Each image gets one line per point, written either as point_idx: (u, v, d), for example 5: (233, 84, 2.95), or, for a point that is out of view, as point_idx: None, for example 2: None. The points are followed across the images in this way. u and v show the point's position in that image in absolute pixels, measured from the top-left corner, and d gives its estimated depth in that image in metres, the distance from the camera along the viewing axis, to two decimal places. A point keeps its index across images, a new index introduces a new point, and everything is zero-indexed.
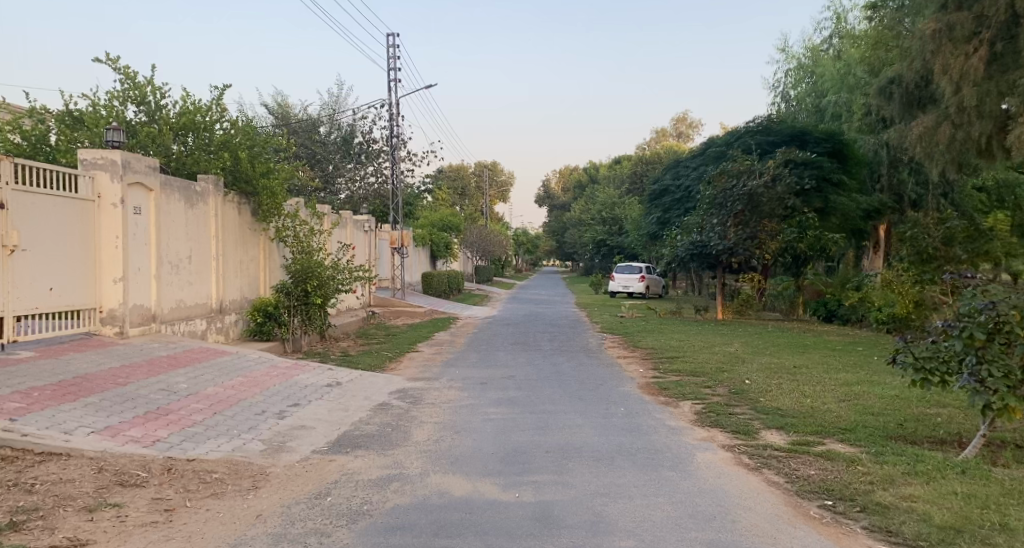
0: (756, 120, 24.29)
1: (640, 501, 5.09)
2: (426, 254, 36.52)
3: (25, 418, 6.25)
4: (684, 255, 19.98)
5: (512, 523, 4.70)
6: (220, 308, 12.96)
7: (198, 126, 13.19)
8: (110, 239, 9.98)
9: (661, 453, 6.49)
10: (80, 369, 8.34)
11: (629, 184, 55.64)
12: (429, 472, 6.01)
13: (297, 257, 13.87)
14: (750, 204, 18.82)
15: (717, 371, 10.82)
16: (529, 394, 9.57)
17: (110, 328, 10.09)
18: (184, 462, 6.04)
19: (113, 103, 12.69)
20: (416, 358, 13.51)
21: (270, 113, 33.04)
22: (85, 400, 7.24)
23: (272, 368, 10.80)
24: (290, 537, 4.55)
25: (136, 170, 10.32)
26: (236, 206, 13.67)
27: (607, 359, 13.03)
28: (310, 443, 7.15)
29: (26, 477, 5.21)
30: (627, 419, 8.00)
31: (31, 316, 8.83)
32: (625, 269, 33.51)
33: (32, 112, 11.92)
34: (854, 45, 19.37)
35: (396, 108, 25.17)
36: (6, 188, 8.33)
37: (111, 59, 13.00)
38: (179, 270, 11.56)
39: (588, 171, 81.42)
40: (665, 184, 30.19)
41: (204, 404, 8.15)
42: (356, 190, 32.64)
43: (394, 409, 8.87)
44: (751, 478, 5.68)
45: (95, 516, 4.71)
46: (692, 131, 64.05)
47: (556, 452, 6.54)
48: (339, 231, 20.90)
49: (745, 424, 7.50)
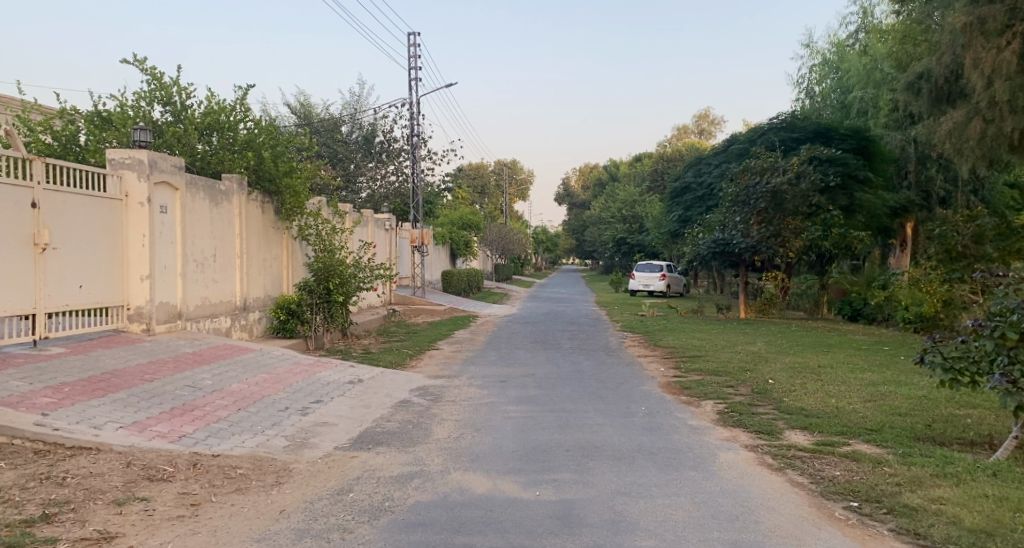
0: (780, 117, 24.14)
1: (661, 501, 5.07)
2: (446, 254, 36.66)
3: (56, 413, 6.38)
4: (705, 253, 19.82)
5: (533, 521, 4.70)
6: (244, 305, 13.08)
7: (222, 126, 13.32)
8: (137, 238, 10.14)
9: (682, 453, 6.46)
10: (109, 365, 8.50)
11: (649, 181, 55.20)
12: (449, 469, 6.03)
13: (320, 255, 13.98)
14: (773, 201, 18.61)
15: (739, 371, 10.74)
16: (549, 393, 9.57)
17: (137, 325, 10.26)
18: (210, 457, 6.11)
19: (140, 103, 12.86)
20: (436, 356, 13.55)
21: (292, 113, 33.29)
22: (113, 395, 7.38)
23: (295, 365, 10.89)
24: (313, 533, 4.60)
25: (162, 169, 10.47)
26: (260, 205, 13.81)
27: (628, 357, 12.98)
28: (333, 439, 7.23)
29: (58, 470, 5.32)
30: (648, 419, 7.95)
31: (62, 313, 8.96)
32: (646, 268, 33.27)
33: (63, 112, 12.13)
34: (881, 39, 18.99)
35: (417, 107, 25.22)
36: (37, 187, 8.49)
37: (139, 60, 13.15)
38: (204, 268, 11.73)
39: (609, 170, 81.17)
40: (687, 181, 30.06)
41: (228, 400, 8.26)
42: (377, 189, 32.88)
43: (415, 406, 8.92)
44: (774, 478, 5.63)
45: (124, 510, 4.79)
46: (715, 128, 63.51)
47: (577, 451, 6.54)
48: (359, 230, 21.04)
49: (768, 424, 7.43)
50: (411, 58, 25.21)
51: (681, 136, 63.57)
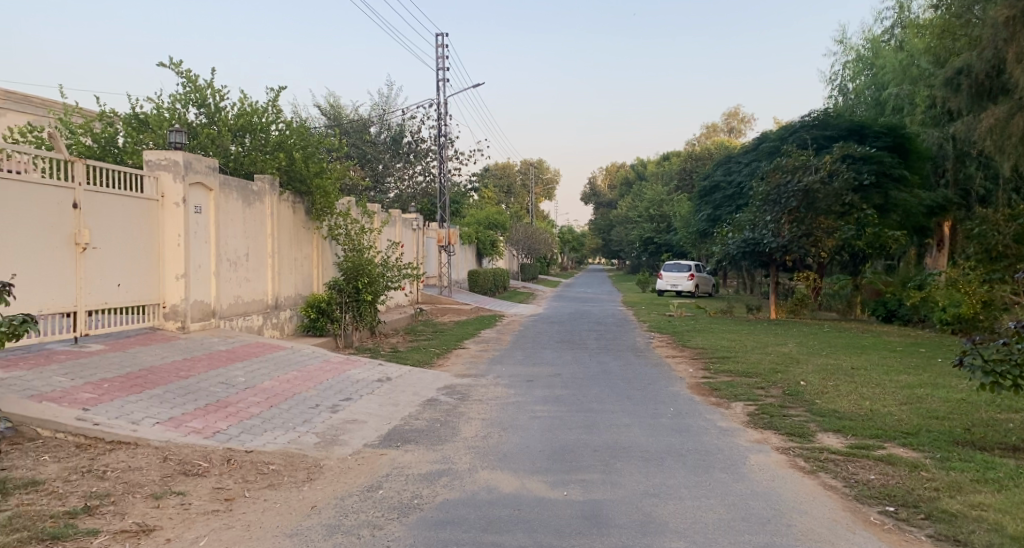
0: (812, 114, 23.94)
1: (690, 503, 5.05)
2: (472, 253, 36.80)
3: (97, 408, 6.55)
4: (735, 253, 19.69)
5: (560, 521, 4.71)
6: (275, 304, 13.30)
7: (254, 127, 13.52)
8: (172, 237, 10.35)
9: (712, 455, 6.41)
10: (146, 362, 8.69)
11: (677, 180, 54.66)
12: (477, 468, 6.05)
13: (349, 254, 14.12)
14: (805, 201, 18.35)
15: (770, 372, 10.63)
16: (575, 393, 9.57)
17: (173, 323, 10.49)
18: (243, 453, 6.23)
19: (175, 106, 13.10)
20: (463, 355, 13.60)
21: (322, 114, 33.57)
22: (150, 392, 7.54)
23: (325, 363, 11.04)
24: (343, 529, 4.66)
25: (197, 170, 10.67)
26: (291, 205, 14.00)
27: (655, 358, 12.92)
28: (362, 437, 7.31)
29: (98, 463, 5.47)
30: (676, 420, 7.91)
31: (101, 311, 9.19)
32: (674, 268, 33.02)
33: (102, 115, 12.45)
34: (918, 34, 18.55)
35: (444, 108, 25.33)
36: (79, 188, 8.71)
37: (174, 63, 13.44)
38: (237, 268, 11.93)
39: (636, 169, 80.68)
40: (716, 180, 29.77)
41: (261, 397, 8.39)
42: (404, 189, 33.12)
43: (442, 405, 8.98)
44: (806, 481, 5.57)
45: (161, 504, 4.91)
46: (745, 127, 62.77)
47: (604, 451, 6.53)
48: (386, 230, 21.20)
49: (799, 426, 7.35)
50: (439, 58, 25.32)
51: (710, 134, 62.81)
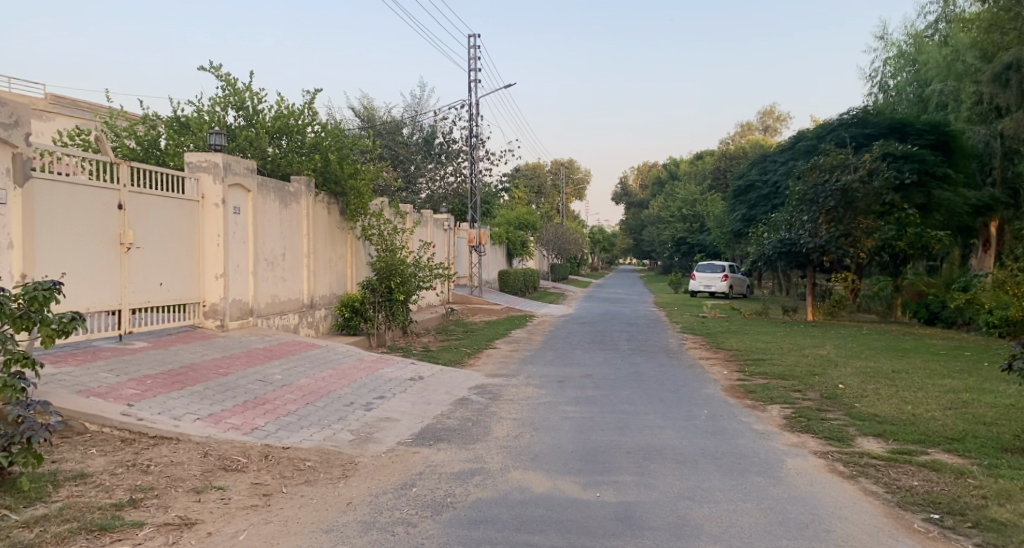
0: (851, 112, 23.61)
1: (725, 506, 5.02)
2: (503, 254, 36.94)
3: (140, 404, 6.73)
4: (771, 253, 19.48)
5: (594, 522, 4.70)
6: (311, 303, 13.49)
7: (291, 129, 13.74)
8: (212, 238, 10.59)
9: (748, 458, 6.34)
10: (187, 359, 8.90)
11: (710, 180, 54.06)
12: (509, 468, 6.07)
13: (382, 254, 14.25)
14: (843, 200, 18.01)
15: (807, 375, 10.48)
16: (607, 394, 9.55)
17: (212, 321, 10.71)
18: (280, 449, 6.35)
19: (215, 109, 13.37)
20: (494, 355, 13.65)
21: (355, 116, 33.98)
22: (191, 388, 7.72)
23: (359, 361, 11.16)
24: (379, 526, 4.72)
25: (236, 171, 10.90)
26: (325, 206, 14.20)
27: (689, 360, 12.81)
28: (396, 435, 7.38)
29: (143, 458, 5.62)
30: (710, 422, 7.85)
31: (144, 309, 9.43)
32: (707, 268, 32.66)
33: (146, 118, 12.79)
34: (963, 29, 18.00)
35: (476, 108, 25.41)
36: (123, 189, 8.95)
37: (214, 67, 13.73)
38: (274, 267, 12.14)
39: (669, 167, 79.90)
40: (752, 179, 29.39)
41: (297, 395, 8.53)
42: (436, 189, 33.33)
43: (474, 404, 9.02)
44: (846, 486, 5.48)
45: (202, 498, 5.02)
46: (780, 124, 61.74)
47: (637, 453, 6.51)
48: (418, 230, 21.40)
49: (838, 430, 7.23)
50: (471, 59, 25.39)
51: (745, 133, 62.04)
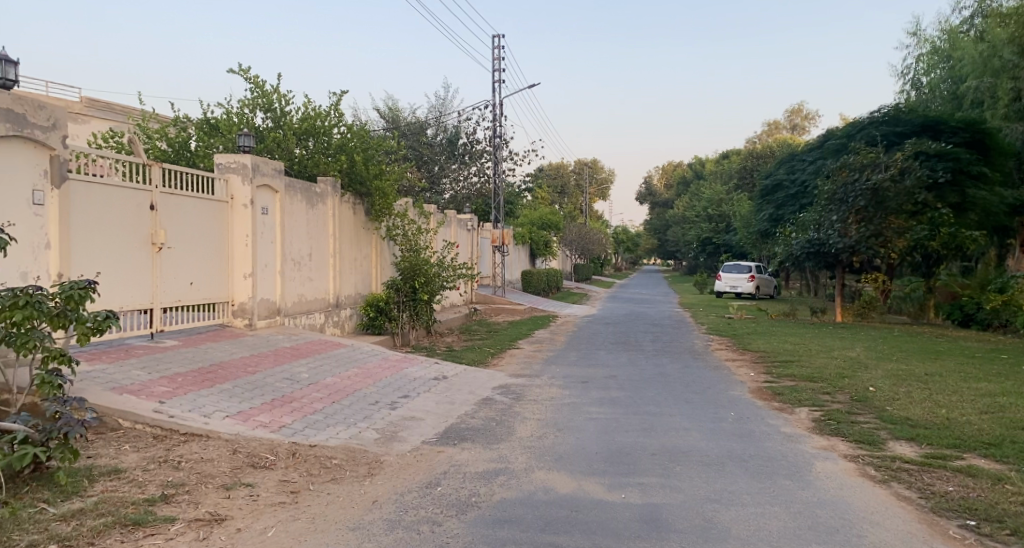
0: (882, 109, 23.27)
1: (754, 509, 4.97)
2: (526, 254, 36.94)
3: (171, 401, 6.84)
4: (799, 253, 19.26)
5: (619, 524, 4.69)
6: (336, 303, 13.60)
7: (318, 131, 13.86)
8: (241, 238, 10.74)
9: (775, 461, 6.27)
10: (216, 357, 9.02)
11: (737, 180, 53.52)
12: (534, 468, 6.07)
13: (406, 254, 14.34)
14: (874, 200, 17.72)
15: (836, 377, 10.32)
16: (632, 395, 9.50)
17: (241, 320, 10.86)
18: (307, 447, 6.41)
19: (244, 111, 13.55)
20: (518, 355, 13.66)
21: (380, 117, 34.18)
22: (220, 386, 7.84)
23: (384, 361, 11.22)
24: (404, 524, 4.74)
25: (264, 172, 11.04)
26: (351, 207, 14.29)
27: (714, 361, 12.69)
28: (420, 434, 7.41)
29: (174, 454, 5.71)
30: (737, 424, 7.77)
31: (175, 308, 9.59)
32: (733, 269, 32.34)
33: (177, 120, 13.01)
34: (999, 26, 17.51)
35: (499, 108, 25.42)
36: (155, 190, 9.11)
37: (243, 69, 13.91)
38: (301, 267, 12.27)
39: (694, 167, 79.23)
40: (779, 179, 29.03)
41: (323, 393, 8.61)
42: (459, 190, 33.43)
43: (498, 404, 9.03)
44: (877, 491, 5.39)
45: (232, 494, 5.09)
46: (808, 123, 60.89)
47: (663, 455, 6.46)
48: (442, 230, 21.48)
49: (869, 433, 7.12)
50: (495, 60, 25.41)
51: (773, 132, 61.35)
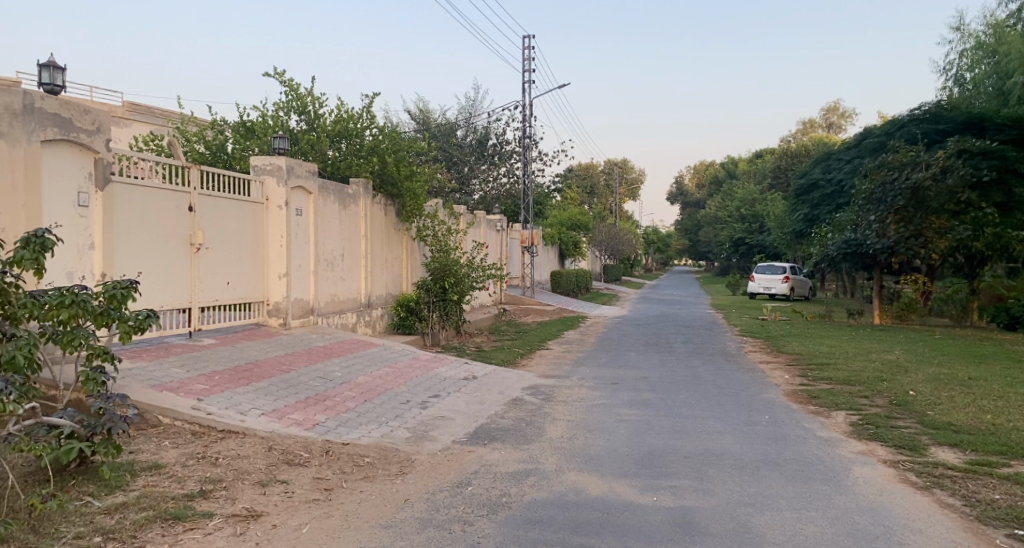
0: (923, 107, 22.83)
1: (790, 514, 4.89)
2: (555, 254, 36.84)
3: (209, 399, 6.97)
4: (836, 253, 19.06)
5: (652, 527, 4.65)
6: (368, 303, 13.73)
7: (350, 133, 14.00)
8: (276, 238, 10.90)
9: (812, 466, 6.16)
10: (252, 356, 9.17)
11: (771, 179, 52.72)
12: (565, 469, 6.06)
13: (435, 255, 14.60)
14: (914, 199, 17.35)
15: (875, 380, 10.12)
16: (663, 397, 9.43)
17: (275, 319, 11.01)
18: (340, 445, 6.47)
19: (278, 114, 13.73)
20: (547, 355, 13.66)
21: (411, 119, 34.38)
22: (256, 384, 7.96)
23: (414, 361, 11.28)
24: (436, 523, 4.77)
25: (299, 174, 11.18)
26: (383, 207, 14.40)
27: (747, 363, 12.52)
28: (451, 433, 7.45)
29: (212, 451, 5.81)
30: (771, 428, 7.66)
31: (213, 307, 9.76)
32: (767, 269, 31.92)
33: (214, 123, 13.22)
34: None
35: (529, 109, 25.37)
36: (194, 192, 9.29)
37: (278, 72, 14.10)
38: (334, 267, 12.42)
39: (726, 167, 78.36)
40: (814, 178, 28.57)
41: (356, 392, 8.69)
42: (489, 190, 33.55)
43: (528, 405, 9.03)
44: (919, 498, 5.26)
45: (267, 491, 5.16)
46: (845, 121, 59.72)
47: (695, 458, 6.39)
48: (471, 231, 21.55)
49: (909, 438, 6.95)
50: (525, 60, 25.38)
51: (807, 130, 60.40)
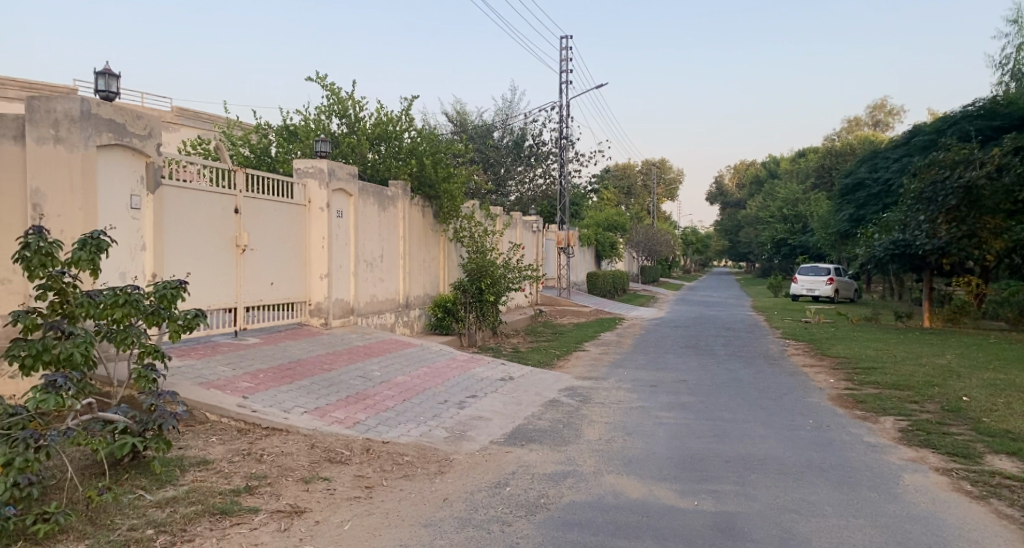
0: (978, 102, 22.06)
1: (836, 521, 4.78)
2: (591, 255, 36.65)
3: (254, 396, 7.11)
4: (882, 254, 18.66)
5: (692, 532, 4.58)
6: (406, 303, 13.83)
7: (389, 135, 14.12)
8: (318, 240, 11.06)
9: (859, 473, 6.00)
10: (295, 354, 9.33)
11: (814, 178, 51.71)
12: (603, 472, 6.02)
13: (473, 256, 14.71)
14: (967, 198, 16.79)
15: (925, 385, 9.83)
16: (703, 400, 9.30)
17: (317, 319, 11.18)
18: (379, 444, 6.53)
19: (320, 117, 13.93)
20: (584, 357, 13.60)
21: (448, 121, 34.53)
22: (298, 382, 8.08)
23: (452, 361, 11.32)
24: (475, 523, 4.77)
25: (340, 177, 11.32)
26: (421, 209, 14.50)
27: (790, 367, 12.28)
28: (488, 434, 7.46)
29: (256, 447, 5.91)
30: (816, 433, 7.50)
31: (257, 307, 9.94)
32: (810, 271, 31.31)
33: (258, 127, 13.48)
34: None
35: (567, 110, 25.27)
36: (239, 195, 9.47)
37: (320, 77, 14.32)
38: (373, 268, 12.54)
39: (767, 166, 77.11)
40: (859, 177, 27.87)
41: (395, 391, 8.77)
42: (525, 191, 33.59)
43: (565, 406, 9.00)
44: (974, 507, 5.09)
45: (310, 488, 5.23)
46: (892, 119, 58.30)
47: (738, 462, 6.29)
48: (507, 232, 21.57)
49: (964, 446, 6.74)
50: (563, 61, 25.28)
51: (853, 128, 59.02)
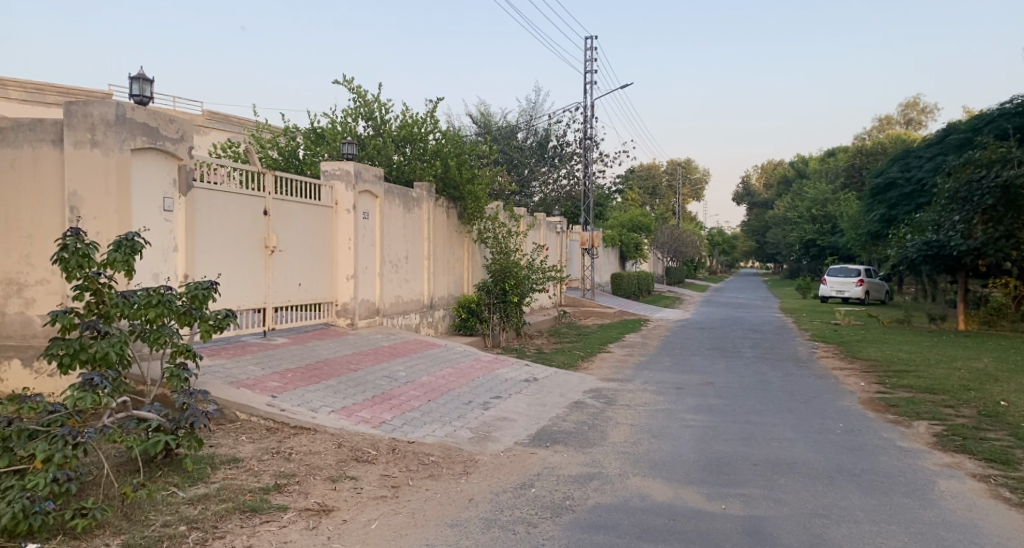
0: (1015, 100, 21.58)
1: (868, 527, 4.69)
2: (616, 256, 36.46)
3: (283, 396, 7.18)
4: (915, 256, 18.29)
5: (721, 535, 4.53)
6: (430, 303, 13.89)
7: (415, 137, 14.17)
8: (344, 241, 11.16)
9: (892, 478, 5.89)
10: (322, 354, 9.42)
11: (844, 179, 50.96)
12: (629, 474, 5.98)
13: (497, 257, 14.72)
14: (1004, 198, 16.39)
15: (960, 389, 9.62)
16: (731, 403, 9.20)
17: (343, 319, 11.28)
18: (405, 443, 6.56)
19: (347, 120, 14.03)
20: (609, 358, 13.54)
21: (472, 122, 34.59)
22: (325, 382, 8.15)
23: (476, 362, 11.34)
24: (500, 524, 4.77)
25: (366, 179, 11.42)
26: (445, 210, 14.55)
27: (820, 369, 12.10)
28: (513, 435, 7.46)
29: (285, 446, 5.97)
30: (846, 436, 7.38)
31: (285, 307, 10.04)
32: (839, 272, 30.84)
33: (286, 130, 13.63)
34: None
35: (592, 110, 25.17)
36: (268, 197, 9.58)
37: (347, 80, 14.43)
38: (398, 269, 12.61)
39: (795, 166, 76.16)
40: (890, 176, 27.43)
41: (420, 391, 8.80)
42: (549, 192, 33.54)
43: (590, 408, 8.96)
44: (1014, 515, 4.96)
45: (337, 486, 5.27)
46: (925, 118, 57.22)
47: (766, 466, 6.21)
48: (531, 233, 21.57)
49: (1001, 451, 6.58)
50: (588, 62, 25.18)
51: (885, 127, 58.02)
